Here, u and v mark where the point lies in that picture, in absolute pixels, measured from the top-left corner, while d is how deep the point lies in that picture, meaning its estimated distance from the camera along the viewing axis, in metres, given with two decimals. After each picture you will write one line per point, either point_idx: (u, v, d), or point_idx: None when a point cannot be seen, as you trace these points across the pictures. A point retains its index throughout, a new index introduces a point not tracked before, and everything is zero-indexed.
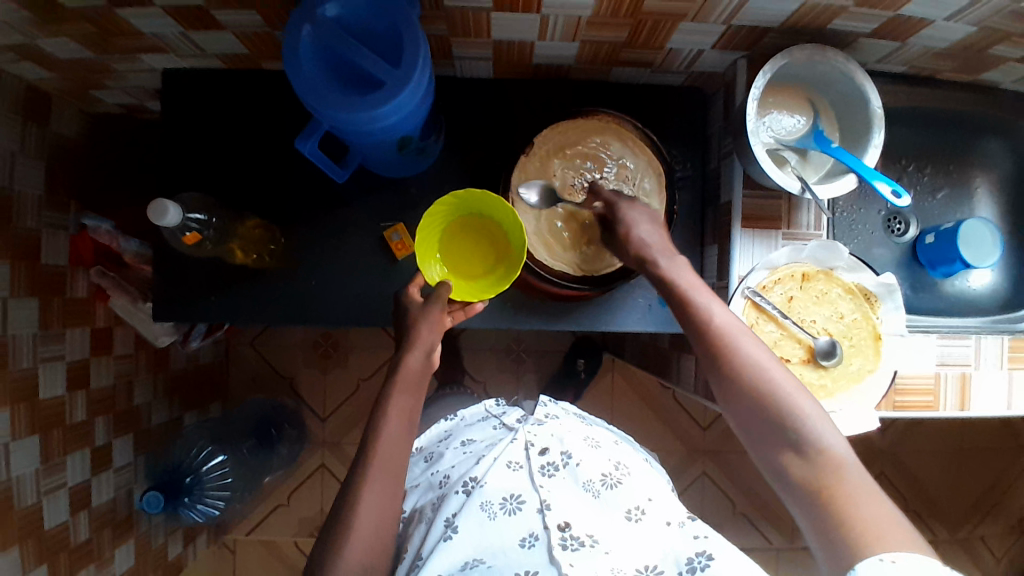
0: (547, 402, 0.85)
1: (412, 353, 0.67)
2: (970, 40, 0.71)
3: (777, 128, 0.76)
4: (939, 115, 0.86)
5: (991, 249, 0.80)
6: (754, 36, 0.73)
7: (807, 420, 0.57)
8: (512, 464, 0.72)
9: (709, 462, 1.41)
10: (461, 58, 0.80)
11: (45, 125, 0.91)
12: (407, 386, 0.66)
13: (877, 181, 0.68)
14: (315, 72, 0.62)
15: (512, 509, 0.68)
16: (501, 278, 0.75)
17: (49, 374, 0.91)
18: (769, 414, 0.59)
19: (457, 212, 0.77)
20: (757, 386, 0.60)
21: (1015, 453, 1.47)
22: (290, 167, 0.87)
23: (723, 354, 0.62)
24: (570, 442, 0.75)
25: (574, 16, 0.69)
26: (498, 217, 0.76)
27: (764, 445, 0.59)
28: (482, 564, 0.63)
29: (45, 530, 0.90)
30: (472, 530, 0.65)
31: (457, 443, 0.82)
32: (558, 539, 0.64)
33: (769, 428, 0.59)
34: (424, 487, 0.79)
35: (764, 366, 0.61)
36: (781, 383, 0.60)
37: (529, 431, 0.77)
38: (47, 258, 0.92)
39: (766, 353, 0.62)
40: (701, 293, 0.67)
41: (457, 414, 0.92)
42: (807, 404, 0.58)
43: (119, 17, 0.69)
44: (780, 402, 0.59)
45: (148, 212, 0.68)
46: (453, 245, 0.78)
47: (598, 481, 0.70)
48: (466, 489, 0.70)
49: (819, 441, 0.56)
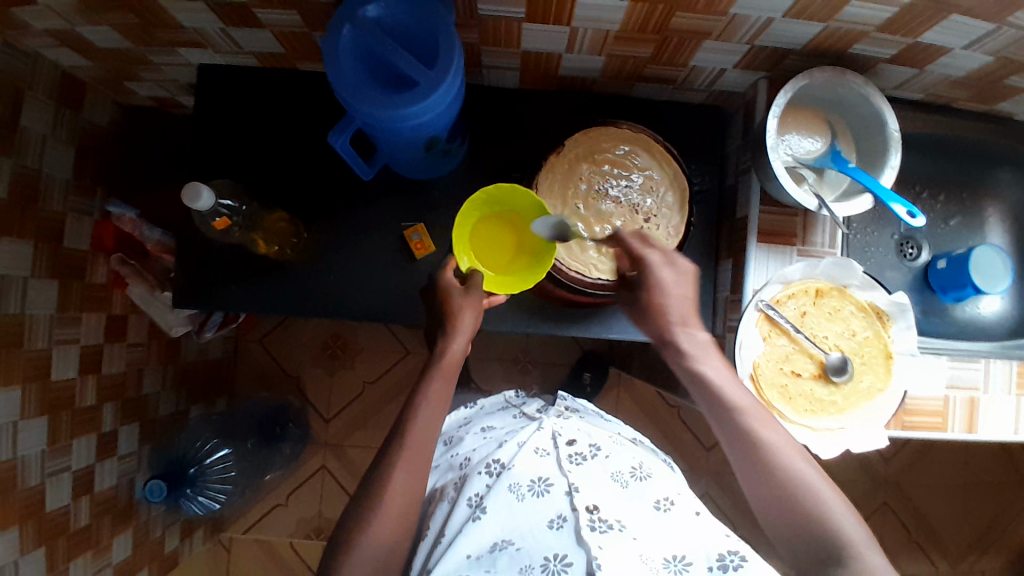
0: (565, 397, 0.88)
1: (456, 339, 0.70)
2: (987, 70, 0.73)
3: (795, 147, 0.78)
4: (954, 143, 0.87)
5: (1002, 276, 0.82)
6: (776, 57, 0.75)
7: (844, 535, 0.59)
8: (539, 450, 0.73)
9: (711, 483, 1.40)
10: (489, 66, 0.83)
11: (78, 112, 0.94)
12: (444, 373, 0.68)
13: (893, 203, 0.71)
14: (353, 70, 0.64)
15: (541, 491, 0.68)
16: (530, 270, 0.78)
17: (62, 357, 0.92)
18: (809, 528, 0.60)
19: (494, 203, 0.79)
20: (800, 498, 0.61)
21: (1019, 488, 1.46)
22: (317, 164, 0.89)
23: (766, 462, 0.63)
24: (597, 436, 0.77)
25: (603, 30, 0.71)
26: (531, 214, 0.78)
27: (804, 560, 0.60)
28: (510, 546, 0.63)
29: (46, 511, 0.90)
30: (499, 511, 0.66)
31: (477, 429, 0.83)
32: (587, 520, 0.64)
33: (808, 532, 0.60)
34: (445, 468, 0.80)
35: (806, 475, 0.62)
36: (822, 494, 0.61)
37: (556, 422, 0.78)
38: (69, 242, 0.94)
39: (805, 462, 0.63)
40: (731, 388, 0.67)
41: (477, 403, 0.93)
42: (844, 518, 0.60)
43: (162, 10, 0.72)
44: (820, 514, 0.60)
45: (182, 195, 0.70)
46: (483, 234, 0.80)
47: (626, 473, 0.72)
48: (491, 471, 0.71)
49: (859, 558, 0.57)
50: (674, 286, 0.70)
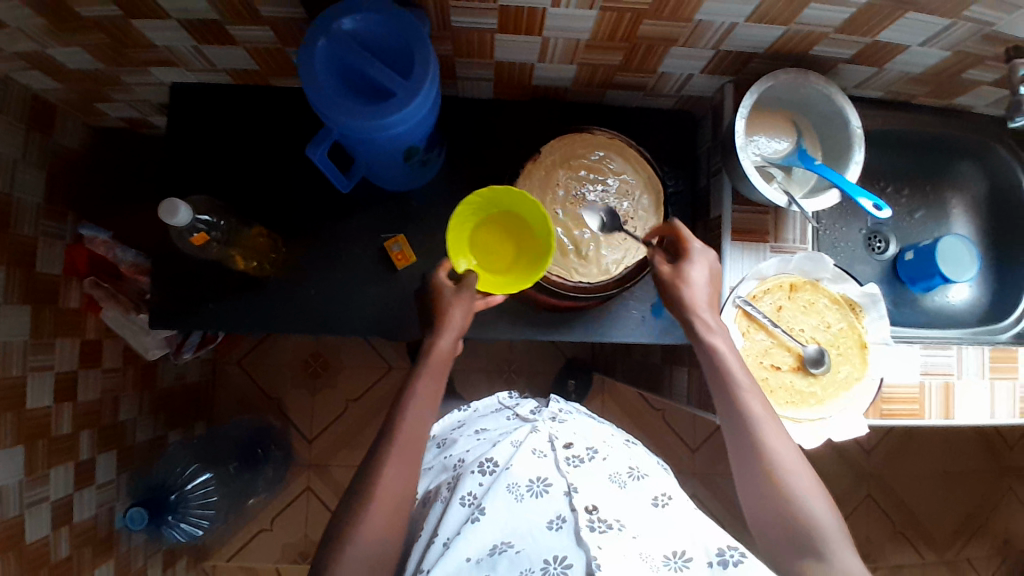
0: (559, 399, 0.87)
1: (443, 336, 0.71)
2: (943, 65, 0.77)
3: (764, 148, 0.81)
4: (914, 140, 0.91)
5: (968, 264, 0.85)
6: (741, 61, 0.78)
7: (820, 527, 0.60)
8: (537, 451, 0.73)
9: (699, 484, 1.41)
10: (463, 77, 0.84)
11: (48, 135, 0.93)
12: (432, 371, 0.69)
13: (859, 197, 0.73)
14: (329, 83, 0.64)
15: (539, 491, 0.68)
16: (528, 273, 0.76)
17: (37, 384, 0.90)
18: (789, 514, 0.61)
19: (490, 210, 0.78)
20: (784, 485, 0.62)
21: (999, 474, 1.49)
22: (295, 179, 0.89)
23: (759, 445, 0.64)
24: (593, 439, 0.77)
25: (574, 39, 0.73)
26: (531, 218, 0.77)
27: (780, 546, 0.61)
28: (510, 548, 0.63)
29: (25, 544, 0.87)
30: (498, 511, 0.66)
31: (471, 431, 0.83)
32: (586, 521, 0.64)
33: (786, 523, 0.61)
34: (438, 469, 0.80)
35: (793, 468, 0.62)
36: (805, 489, 0.61)
37: (551, 425, 0.78)
38: (42, 266, 0.92)
39: (797, 452, 0.64)
40: (740, 367, 0.69)
41: (470, 405, 0.93)
42: (825, 513, 0.60)
43: (134, 28, 0.71)
44: (803, 504, 0.61)
45: (159, 211, 0.69)
46: (482, 239, 0.78)
47: (623, 474, 0.72)
48: (484, 470, 0.71)
49: (834, 555, 0.58)
50: (696, 272, 0.72)
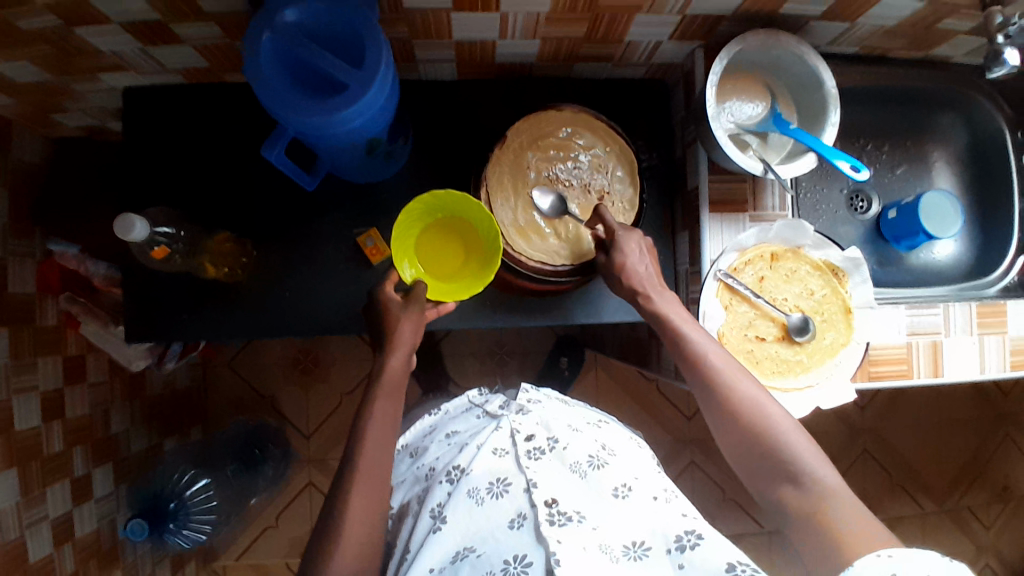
0: (529, 388, 0.86)
1: (394, 355, 0.69)
2: (919, 16, 0.74)
3: (738, 114, 0.78)
4: (892, 94, 0.89)
5: (952, 219, 0.83)
6: (709, 25, 0.75)
7: (800, 458, 0.61)
8: (497, 451, 0.72)
9: (698, 452, 1.42)
10: (424, 60, 0.81)
11: (5, 150, 0.90)
12: (389, 392, 0.68)
13: (837, 159, 0.71)
14: (278, 78, 0.62)
15: (500, 492, 0.68)
16: (476, 277, 0.76)
17: (23, 405, 0.89)
18: (768, 452, 0.63)
19: (431, 212, 0.78)
20: (761, 431, 0.64)
21: (995, 421, 1.50)
22: (261, 178, 0.87)
23: (742, 422, 0.65)
24: (556, 427, 0.75)
25: (534, 14, 0.70)
26: (475, 219, 0.77)
27: (761, 479, 0.63)
28: (472, 553, 0.64)
29: (30, 563, 0.87)
30: (460, 520, 0.66)
31: (442, 436, 0.83)
32: (546, 515, 0.64)
33: (767, 463, 0.63)
34: (410, 481, 0.80)
35: (767, 412, 0.64)
36: (783, 429, 0.63)
37: (514, 418, 0.76)
38: (13, 286, 0.90)
39: (760, 391, 0.66)
40: (692, 327, 0.71)
41: (441, 408, 0.92)
42: (799, 441, 0.62)
43: (74, 34, 0.68)
44: (793, 461, 0.61)
45: (114, 228, 0.68)
46: (427, 244, 0.79)
47: (584, 462, 0.71)
48: (451, 478, 0.70)
49: (811, 477, 0.60)
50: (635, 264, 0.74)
